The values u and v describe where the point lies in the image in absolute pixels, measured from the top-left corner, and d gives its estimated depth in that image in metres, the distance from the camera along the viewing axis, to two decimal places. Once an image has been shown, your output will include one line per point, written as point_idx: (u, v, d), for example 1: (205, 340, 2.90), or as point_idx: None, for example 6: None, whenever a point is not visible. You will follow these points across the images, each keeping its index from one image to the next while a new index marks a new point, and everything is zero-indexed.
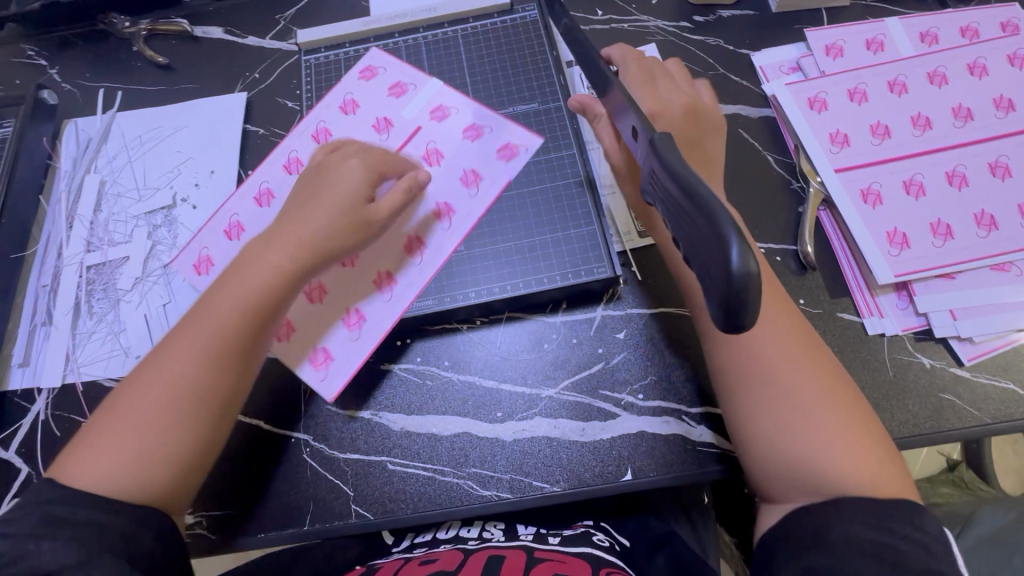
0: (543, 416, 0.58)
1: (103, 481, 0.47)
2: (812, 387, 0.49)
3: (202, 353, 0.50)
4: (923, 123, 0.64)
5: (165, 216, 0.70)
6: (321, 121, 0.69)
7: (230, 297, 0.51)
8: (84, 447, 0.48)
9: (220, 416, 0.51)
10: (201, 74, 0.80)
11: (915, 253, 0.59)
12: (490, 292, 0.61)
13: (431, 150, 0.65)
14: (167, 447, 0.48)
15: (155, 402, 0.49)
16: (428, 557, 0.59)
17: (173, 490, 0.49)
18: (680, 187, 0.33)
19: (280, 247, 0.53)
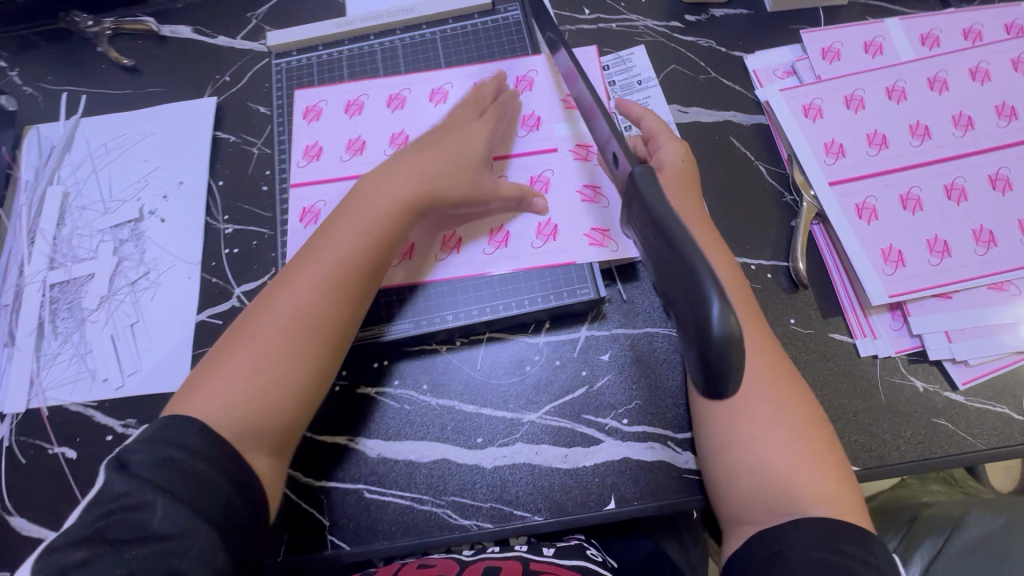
0: (525, 442, 0.56)
1: (230, 400, 0.49)
2: (785, 413, 0.49)
3: (317, 289, 0.53)
4: (921, 133, 0.62)
5: (132, 230, 0.67)
6: (323, 101, 0.67)
7: (340, 241, 0.55)
8: (215, 370, 0.51)
9: (326, 358, 0.53)
10: (169, 77, 0.76)
11: (910, 272, 0.56)
12: (469, 314, 0.58)
13: (545, 177, 0.62)
14: (277, 383, 0.50)
15: (268, 339, 0.51)
16: (424, 563, 0.58)
17: (288, 416, 0.51)
18: (659, 232, 0.31)
19: (401, 181, 0.57)
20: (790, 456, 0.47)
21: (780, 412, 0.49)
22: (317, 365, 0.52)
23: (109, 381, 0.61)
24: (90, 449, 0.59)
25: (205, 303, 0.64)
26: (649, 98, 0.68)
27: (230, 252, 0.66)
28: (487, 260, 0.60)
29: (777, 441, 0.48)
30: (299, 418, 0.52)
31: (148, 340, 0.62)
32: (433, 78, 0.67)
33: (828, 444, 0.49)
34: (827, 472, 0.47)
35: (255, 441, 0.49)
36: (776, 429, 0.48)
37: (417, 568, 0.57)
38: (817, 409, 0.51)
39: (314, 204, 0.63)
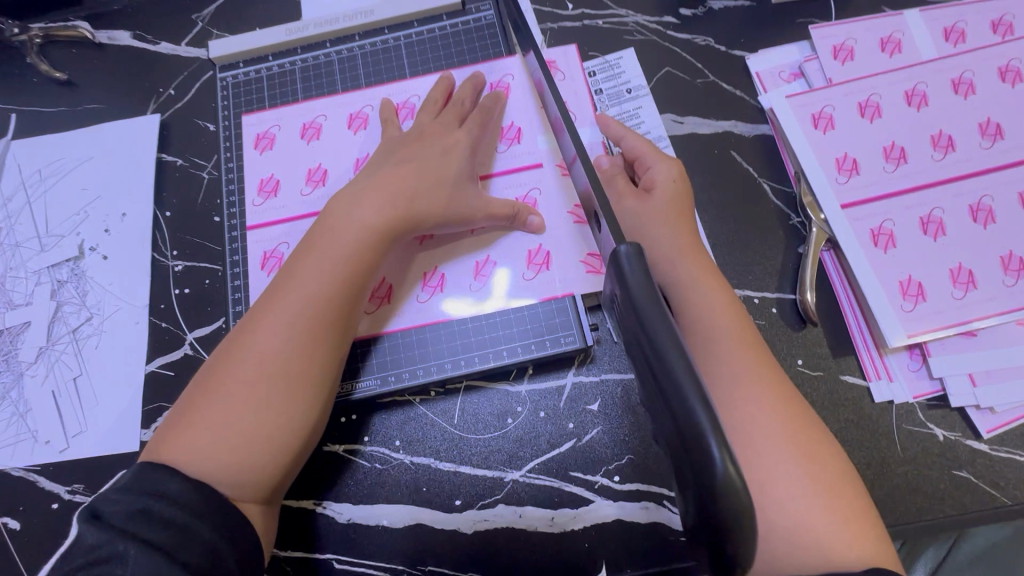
0: (508, 503, 0.51)
1: (201, 468, 0.42)
2: (796, 461, 0.40)
3: (289, 331, 0.46)
4: (944, 144, 0.55)
5: (72, 269, 0.61)
6: (276, 125, 0.60)
7: (321, 260, 0.48)
8: (181, 434, 0.44)
9: (315, 393, 0.46)
10: (107, 90, 0.68)
11: (931, 308, 0.51)
12: (441, 367, 0.53)
13: (531, 198, 0.55)
14: (261, 427, 0.44)
15: (248, 377, 0.45)
16: None
17: (271, 477, 0.44)
18: (648, 343, 0.26)
19: (375, 201, 0.49)
20: (803, 514, 0.38)
21: (789, 458, 0.40)
22: (307, 402, 0.46)
23: (52, 444, 0.55)
24: (33, 518, 0.53)
25: (154, 352, 0.58)
26: (640, 108, 0.61)
27: (180, 293, 0.60)
28: (473, 298, 0.54)
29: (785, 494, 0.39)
30: (291, 461, 0.46)
31: (93, 395, 0.57)
32: (400, 90, 0.60)
33: (854, 503, 0.39)
34: (853, 534, 0.38)
35: (239, 493, 0.43)
36: (784, 480, 0.39)
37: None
38: (840, 457, 0.41)
39: (275, 247, 0.56)
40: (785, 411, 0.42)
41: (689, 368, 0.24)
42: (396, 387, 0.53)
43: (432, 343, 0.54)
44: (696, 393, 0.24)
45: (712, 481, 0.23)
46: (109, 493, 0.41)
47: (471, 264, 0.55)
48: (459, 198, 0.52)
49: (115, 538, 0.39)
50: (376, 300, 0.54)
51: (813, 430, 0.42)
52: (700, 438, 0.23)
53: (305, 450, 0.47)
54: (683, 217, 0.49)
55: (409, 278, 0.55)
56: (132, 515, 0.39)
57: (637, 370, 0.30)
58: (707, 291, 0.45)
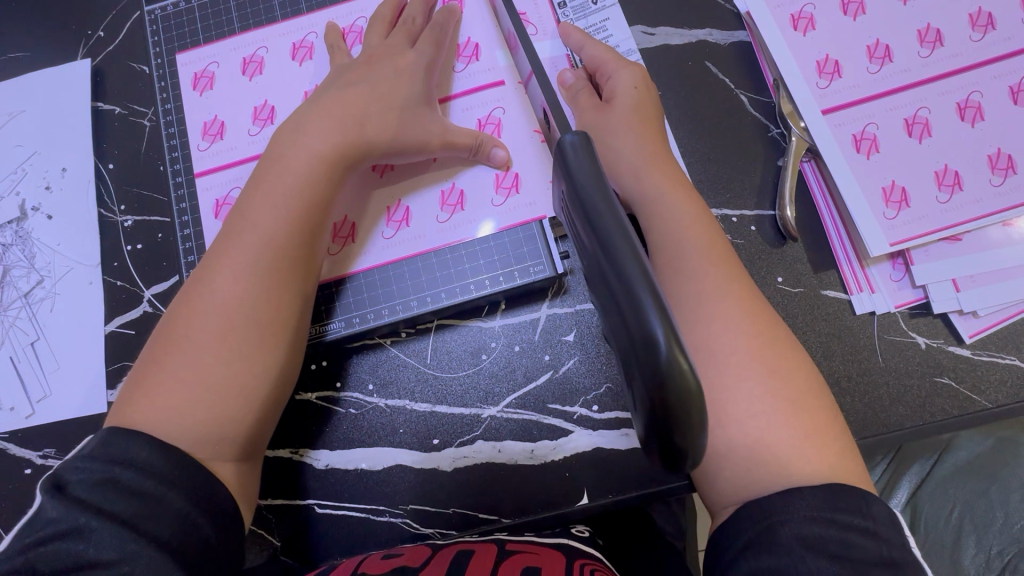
0: (486, 439, 0.50)
1: (164, 416, 0.41)
2: (761, 378, 0.39)
3: (245, 273, 0.43)
4: (932, 39, 0.51)
5: (16, 231, 0.58)
6: (214, 62, 0.55)
7: (271, 198, 0.45)
8: (142, 386, 0.42)
9: (282, 336, 0.44)
10: (30, 36, 0.63)
11: (915, 213, 0.49)
12: (407, 306, 0.51)
13: (495, 119, 0.52)
14: (228, 375, 0.42)
15: (208, 327, 0.43)
16: (391, 551, 0.47)
17: (240, 426, 0.43)
18: (595, 235, 0.24)
19: (323, 129, 0.46)
20: (766, 430, 0.37)
21: (753, 373, 0.39)
22: (272, 346, 0.44)
23: (17, 410, 0.54)
24: (8, 484, 0.53)
25: (112, 311, 0.56)
26: (607, 20, 0.56)
27: (132, 249, 0.57)
28: (442, 229, 0.51)
29: (748, 409, 0.38)
30: (267, 407, 0.44)
31: (54, 359, 0.55)
32: (345, 12, 0.54)
33: (822, 418, 0.39)
34: (817, 448, 0.37)
35: (216, 445, 0.42)
36: (750, 396, 0.38)
37: (380, 559, 0.45)
38: (811, 371, 0.40)
39: (227, 193, 0.52)
40: (754, 328, 0.40)
41: (637, 254, 0.23)
42: (364, 328, 0.51)
43: (397, 280, 0.51)
44: (644, 282, 0.23)
45: (658, 368, 0.22)
46: (73, 461, 0.40)
47: (435, 196, 0.52)
48: (415, 124, 0.48)
49: (73, 511, 0.37)
50: (339, 239, 0.51)
51: (782, 346, 0.40)
52: (646, 324, 0.22)
53: (280, 396, 0.46)
54: (648, 128, 0.46)
55: (371, 212, 0.52)
56: (96, 485, 0.38)
57: (592, 274, 0.29)
58: (675, 206, 0.43)
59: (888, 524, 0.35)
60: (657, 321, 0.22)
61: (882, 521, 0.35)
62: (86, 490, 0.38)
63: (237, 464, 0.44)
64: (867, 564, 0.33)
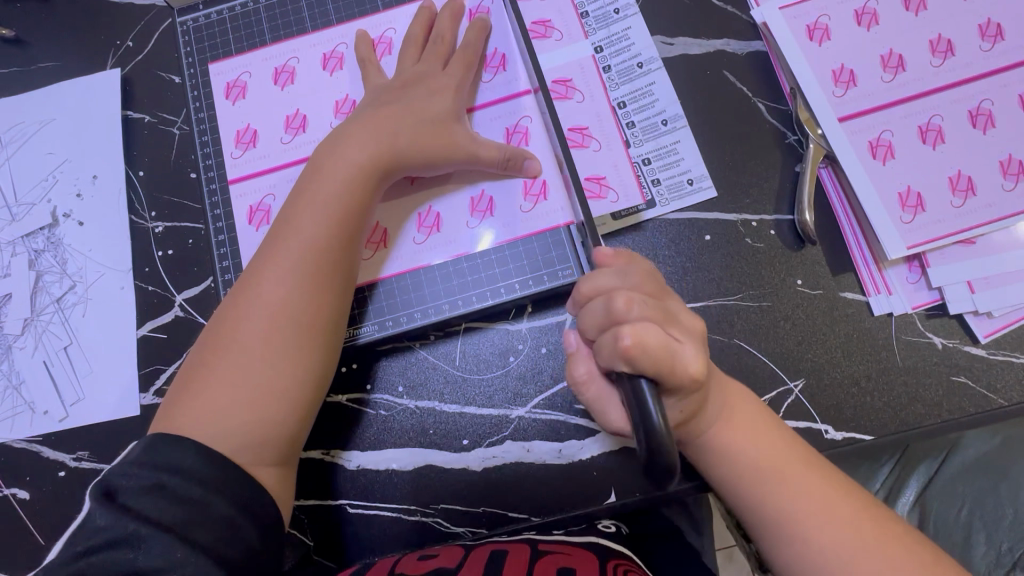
0: (515, 440, 0.51)
1: (211, 422, 0.42)
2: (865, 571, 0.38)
3: (290, 281, 0.45)
4: (943, 49, 0.53)
5: (48, 237, 0.59)
6: (246, 72, 0.56)
7: (313, 208, 0.46)
8: (189, 392, 0.44)
9: (323, 341, 0.45)
10: (60, 46, 0.64)
11: (930, 218, 0.50)
12: (438, 310, 0.52)
13: (523, 127, 0.53)
14: (272, 380, 0.44)
15: (254, 333, 0.44)
16: (425, 552, 0.48)
17: (284, 429, 0.44)
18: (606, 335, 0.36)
19: (361, 140, 0.48)
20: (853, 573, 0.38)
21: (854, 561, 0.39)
22: (315, 351, 0.45)
23: (50, 413, 0.55)
24: (44, 486, 0.54)
25: (145, 316, 0.57)
26: (629, 29, 0.58)
27: (163, 255, 0.58)
28: (471, 235, 0.52)
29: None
30: (305, 412, 0.46)
31: (87, 363, 0.56)
32: (374, 24, 0.56)
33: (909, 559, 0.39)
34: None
35: (258, 450, 0.43)
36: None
37: (416, 560, 0.47)
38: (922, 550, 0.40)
39: (261, 200, 0.53)
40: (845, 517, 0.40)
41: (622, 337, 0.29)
42: (396, 330, 0.52)
43: (428, 285, 0.52)
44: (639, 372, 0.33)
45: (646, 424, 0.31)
46: (120, 467, 0.40)
47: (464, 201, 0.52)
48: (445, 134, 0.50)
49: (122, 518, 0.38)
50: (373, 244, 0.52)
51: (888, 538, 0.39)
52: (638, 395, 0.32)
53: (321, 399, 0.47)
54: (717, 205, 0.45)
55: (404, 216, 0.53)
56: (143, 492, 0.39)
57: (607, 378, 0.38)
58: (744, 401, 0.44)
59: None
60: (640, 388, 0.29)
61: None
62: (134, 497, 0.39)
63: (278, 468, 0.45)
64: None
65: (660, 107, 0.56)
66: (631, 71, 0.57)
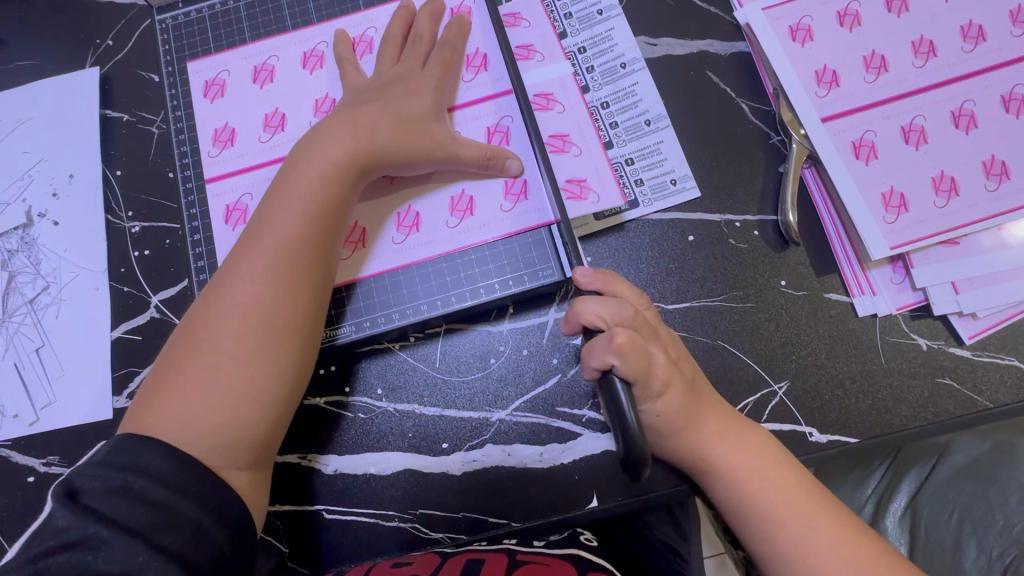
0: (495, 443, 0.51)
1: (182, 424, 0.41)
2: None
3: (265, 279, 0.44)
4: (926, 50, 0.53)
5: (22, 237, 0.58)
6: (225, 70, 0.55)
7: (290, 206, 0.45)
8: (159, 393, 0.43)
9: (299, 342, 0.44)
10: (38, 45, 0.63)
11: (914, 218, 0.50)
12: (418, 310, 0.51)
13: (504, 127, 0.52)
14: (244, 381, 0.43)
15: (227, 333, 0.43)
16: (401, 559, 0.48)
17: (258, 432, 0.43)
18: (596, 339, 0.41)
19: (339, 138, 0.47)
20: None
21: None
22: (291, 352, 0.44)
23: (20, 417, 0.53)
24: (11, 492, 0.52)
25: (119, 317, 0.55)
26: (612, 30, 0.58)
27: (139, 256, 0.57)
28: (451, 234, 0.51)
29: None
30: (280, 414, 0.44)
31: (59, 365, 0.55)
32: (355, 22, 0.55)
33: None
34: None
35: (229, 453, 0.42)
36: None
37: (390, 566, 0.47)
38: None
39: (238, 199, 0.52)
40: (845, 550, 0.42)
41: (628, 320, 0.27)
42: (373, 331, 0.51)
43: (407, 286, 0.51)
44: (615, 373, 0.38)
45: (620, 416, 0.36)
46: (86, 468, 0.39)
47: (444, 201, 0.52)
48: (424, 132, 0.49)
49: (84, 520, 0.37)
50: (353, 242, 0.51)
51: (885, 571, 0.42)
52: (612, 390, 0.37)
53: (297, 401, 0.46)
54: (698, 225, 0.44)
55: (383, 216, 0.52)
56: (108, 495, 0.38)
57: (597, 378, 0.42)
58: (749, 435, 0.46)
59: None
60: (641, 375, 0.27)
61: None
62: (99, 499, 0.38)
63: (249, 472, 0.44)
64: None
65: (644, 107, 0.56)
66: (614, 71, 0.57)
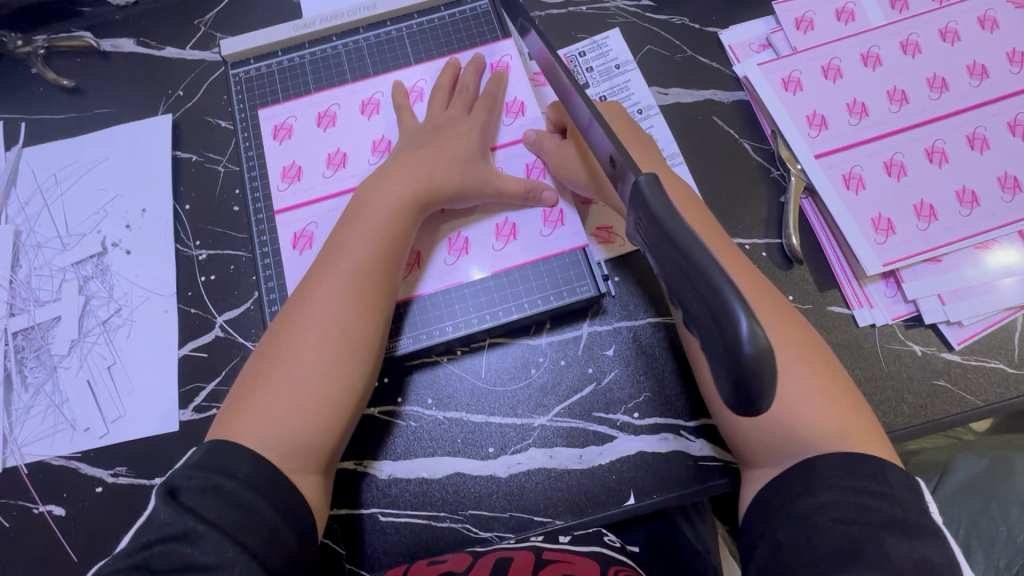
0: (538, 447, 0.55)
1: (268, 428, 0.46)
2: (829, 437, 0.43)
3: (342, 298, 0.49)
4: (899, 98, 0.62)
5: (96, 265, 0.63)
6: (292, 116, 0.63)
7: (362, 234, 0.52)
8: (247, 401, 0.47)
9: (369, 354, 0.49)
10: (116, 95, 0.70)
11: (900, 239, 0.57)
12: (468, 324, 0.57)
13: (540, 163, 0.60)
14: (323, 388, 0.47)
15: (308, 345, 0.48)
16: (436, 557, 0.52)
17: (331, 437, 0.48)
18: (684, 256, 0.30)
19: (404, 176, 0.54)
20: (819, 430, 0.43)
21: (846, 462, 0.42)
22: (362, 363, 0.49)
23: (91, 430, 0.57)
24: (81, 502, 0.55)
25: (186, 336, 0.60)
26: (629, 81, 0.67)
27: (206, 280, 0.62)
28: (496, 257, 0.58)
29: (804, 460, 0.43)
30: (348, 423, 0.49)
31: (128, 382, 0.59)
32: (408, 75, 0.64)
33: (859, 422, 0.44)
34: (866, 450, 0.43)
35: (303, 457, 0.46)
36: (809, 444, 0.43)
37: (426, 565, 0.50)
38: (874, 426, 0.45)
39: (305, 227, 0.59)
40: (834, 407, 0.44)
41: (721, 268, 0.28)
42: (427, 344, 0.56)
43: (458, 303, 0.58)
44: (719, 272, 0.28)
45: (740, 347, 0.27)
46: (183, 470, 0.44)
47: (489, 229, 0.59)
48: (474, 168, 0.56)
49: (183, 516, 0.40)
50: (411, 264, 0.58)
51: (847, 401, 0.45)
52: (727, 302, 0.27)
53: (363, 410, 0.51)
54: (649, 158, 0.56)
55: (436, 241, 0.59)
56: (203, 492, 0.42)
57: (691, 307, 0.31)
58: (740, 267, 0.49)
59: (903, 489, 0.41)
60: (738, 302, 0.27)
61: (897, 487, 0.41)
62: (195, 498, 0.41)
63: (319, 477, 0.48)
64: (874, 526, 0.39)
65: (660, 146, 0.64)
66: (632, 116, 0.65)
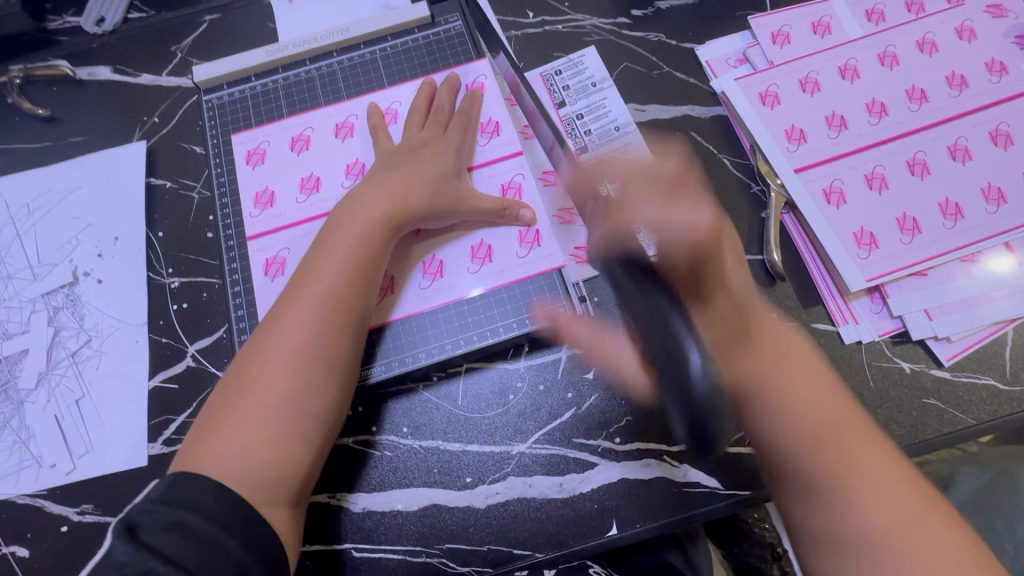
0: (517, 475, 0.53)
1: (235, 461, 0.44)
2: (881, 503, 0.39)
3: (312, 325, 0.48)
4: (878, 110, 0.61)
5: (66, 295, 0.62)
6: (266, 141, 0.62)
7: (334, 258, 0.51)
8: (213, 434, 0.46)
9: (341, 381, 0.48)
10: (91, 123, 0.70)
11: (884, 253, 0.56)
12: (442, 349, 0.56)
13: (516, 183, 0.59)
14: (292, 418, 0.46)
15: (277, 374, 0.47)
16: None
17: (303, 468, 0.46)
18: None
19: (376, 198, 0.53)
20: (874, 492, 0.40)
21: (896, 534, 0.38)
22: (334, 391, 0.48)
23: (57, 466, 0.56)
24: (45, 542, 0.53)
25: (157, 366, 0.59)
26: (605, 99, 0.66)
27: (178, 308, 0.61)
28: (472, 279, 0.57)
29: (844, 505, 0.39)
30: (320, 453, 0.47)
31: (96, 414, 0.57)
32: (382, 97, 0.63)
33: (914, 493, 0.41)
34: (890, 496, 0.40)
35: (272, 491, 0.45)
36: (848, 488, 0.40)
37: None
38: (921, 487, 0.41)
39: (276, 253, 0.58)
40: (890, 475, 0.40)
41: None
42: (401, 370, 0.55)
43: (433, 328, 0.56)
44: None
45: None
46: (144, 506, 0.41)
47: (464, 251, 0.58)
48: (447, 189, 0.56)
49: (142, 556, 0.38)
50: (387, 289, 0.57)
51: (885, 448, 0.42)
52: None
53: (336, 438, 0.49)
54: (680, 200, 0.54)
55: (411, 265, 0.58)
56: (163, 529, 0.39)
57: None
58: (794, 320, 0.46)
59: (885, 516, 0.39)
60: None
61: (879, 514, 0.39)
62: (154, 534, 0.39)
63: (289, 510, 0.46)
64: None
65: None
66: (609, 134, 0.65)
